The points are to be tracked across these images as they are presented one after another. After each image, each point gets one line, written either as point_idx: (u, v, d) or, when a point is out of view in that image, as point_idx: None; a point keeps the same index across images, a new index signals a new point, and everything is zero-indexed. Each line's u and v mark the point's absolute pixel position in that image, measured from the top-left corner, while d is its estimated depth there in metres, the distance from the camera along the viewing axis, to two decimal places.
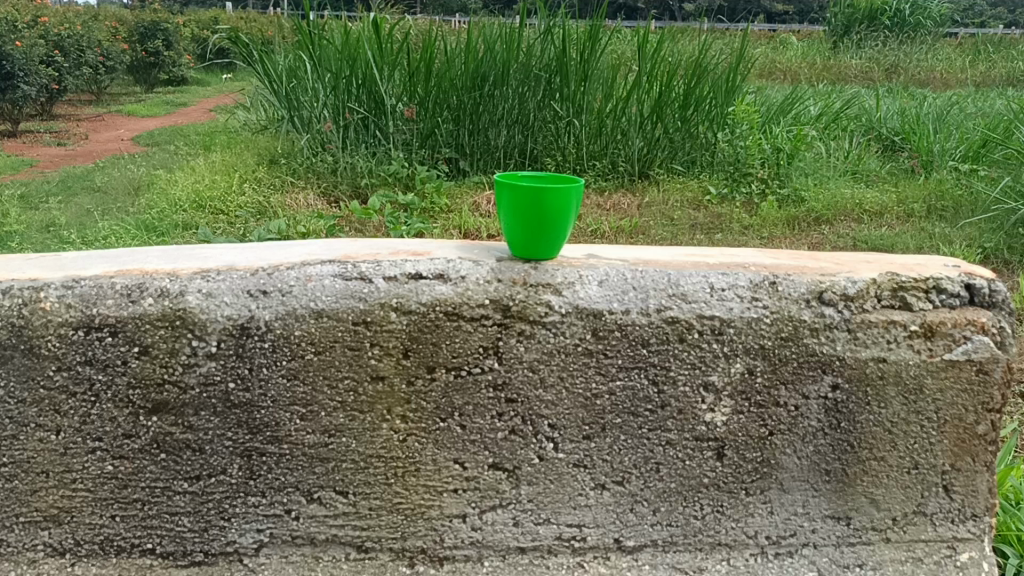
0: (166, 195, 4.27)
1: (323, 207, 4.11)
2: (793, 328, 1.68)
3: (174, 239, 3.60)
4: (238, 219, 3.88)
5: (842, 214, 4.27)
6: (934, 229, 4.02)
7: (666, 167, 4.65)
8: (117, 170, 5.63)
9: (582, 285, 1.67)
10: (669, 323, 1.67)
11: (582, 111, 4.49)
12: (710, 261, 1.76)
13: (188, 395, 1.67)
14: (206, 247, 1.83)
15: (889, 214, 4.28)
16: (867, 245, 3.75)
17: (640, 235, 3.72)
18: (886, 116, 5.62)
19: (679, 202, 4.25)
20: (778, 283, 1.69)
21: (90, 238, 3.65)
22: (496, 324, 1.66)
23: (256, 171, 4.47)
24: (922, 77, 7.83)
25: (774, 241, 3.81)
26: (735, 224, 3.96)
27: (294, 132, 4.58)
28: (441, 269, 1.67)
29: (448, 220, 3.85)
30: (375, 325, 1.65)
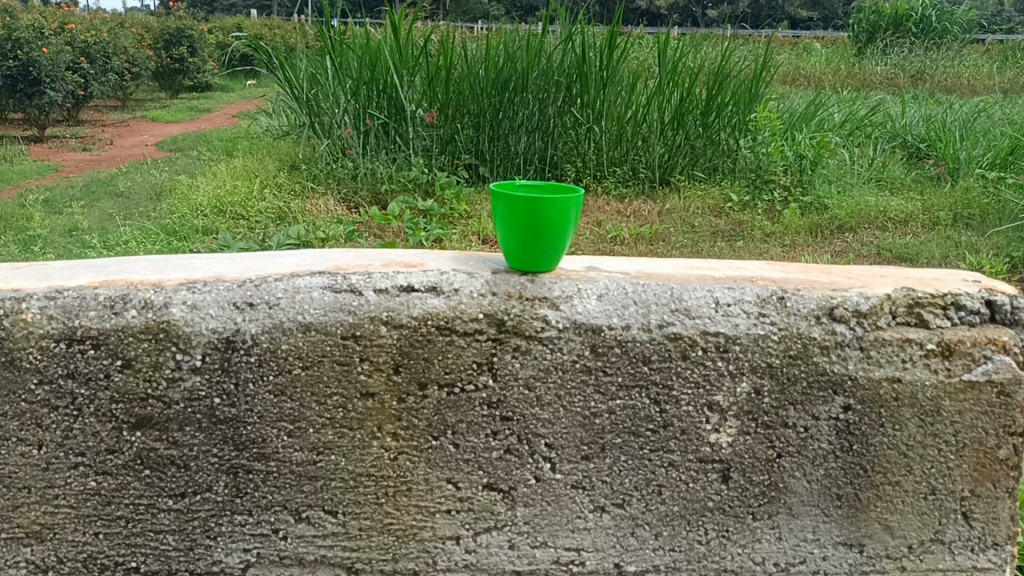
0: (187, 202, 4.24)
1: (343, 213, 4.00)
2: (802, 346, 1.60)
3: (194, 243, 3.57)
4: (258, 225, 3.83)
5: (864, 222, 4.10)
6: (960, 238, 3.89)
7: (688, 174, 4.46)
8: (140, 175, 5.62)
9: (580, 299, 1.61)
10: (672, 340, 1.60)
11: (603, 117, 4.34)
12: (715, 275, 1.69)
13: (172, 411, 1.61)
14: (195, 258, 1.79)
15: (913, 222, 4.12)
16: (891, 253, 3.66)
17: (660, 243, 3.63)
18: (911, 123, 5.47)
19: (700, 208, 4.11)
20: (787, 299, 1.62)
21: (110, 244, 3.63)
22: (490, 339, 1.60)
23: (276, 176, 4.41)
24: (948, 84, 7.64)
25: (797, 250, 3.67)
26: (756, 231, 3.84)
27: (314, 138, 4.50)
28: (434, 282, 1.62)
29: (467, 226, 3.71)
30: (365, 339, 1.59)
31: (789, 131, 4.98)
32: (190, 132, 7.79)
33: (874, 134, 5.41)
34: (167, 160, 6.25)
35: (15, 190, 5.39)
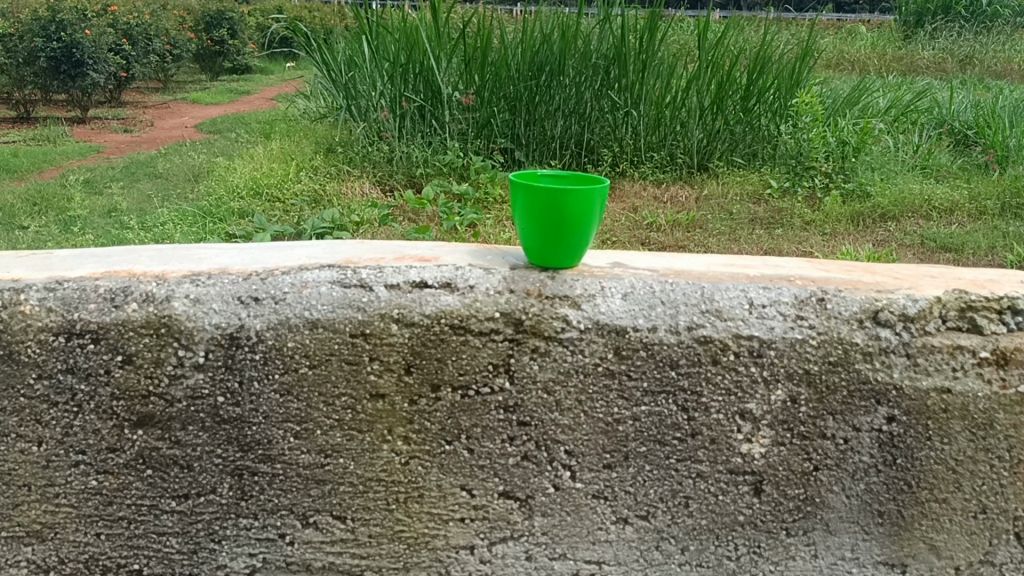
0: (224, 183, 4.13)
1: (378, 197, 3.76)
2: (844, 352, 1.49)
3: (230, 226, 3.42)
4: (293, 208, 3.63)
5: (909, 210, 3.79)
6: (1008, 227, 3.58)
7: (727, 159, 4.18)
8: (178, 157, 5.54)
9: (604, 298, 1.51)
10: (701, 343, 1.49)
11: (642, 101, 4.09)
12: (749, 274, 1.58)
13: (175, 409, 1.54)
14: (204, 249, 1.73)
15: (959, 212, 3.80)
16: (935, 244, 3.35)
17: (697, 230, 3.41)
18: (959, 111, 5.18)
19: (738, 194, 3.84)
20: (827, 301, 1.51)
21: (148, 224, 3.56)
22: (507, 339, 1.50)
23: (313, 159, 4.18)
24: (999, 69, 7.33)
25: (839, 238, 3.40)
26: (795, 219, 3.56)
27: (350, 122, 4.24)
28: (449, 278, 1.53)
29: (503, 212, 3.53)
30: (375, 338, 1.51)
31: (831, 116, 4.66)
32: (229, 115, 7.70)
33: (920, 120, 5.17)
34: (204, 141, 6.15)
35: (56, 172, 5.33)
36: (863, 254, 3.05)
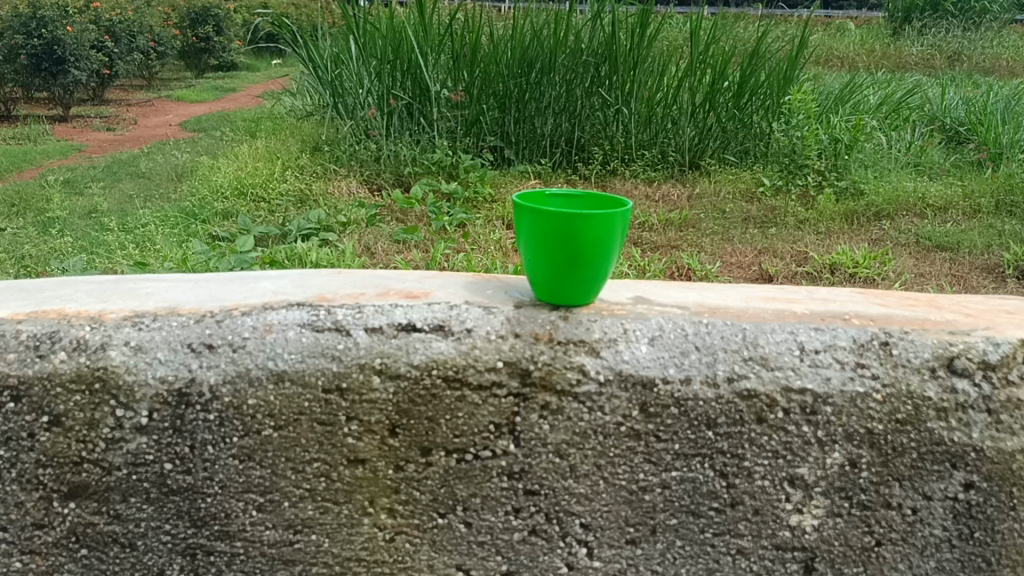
0: (207, 179, 3.74)
1: (365, 196, 3.42)
2: (914, 408, 1.25)
3: (215, 227, 3.10)
4: (279, 208, 3.27)
5: (902, 209, 3.40)
6: (1003, 226, 3.22)
7: (718, 157, 3.83)
8: (162, 155, 4.94)
9: (628, 344, 1.26)
10: (744, 398, 1.25)
11: (631, 98, 3.74)
12: (797, 311, 1.34)
13: (113, 478, 1.29)
14: (154, 282, 1.47)
15: (954, 209, 3.42)
16: (931, 242, 3.06)
17: (690, 230, 3.12)
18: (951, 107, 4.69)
19: (731, 193, 3.49)
20: (892, 346, 1.26)
21: (130, 225, 3.20)
22: (511, 394, 1.26)
23: (298, 158, 3.77)
24: (986, 62, 6.60)
25: (834, 237, 3.08)
26: (789, 217, 3.24)
27: (337, 120, 3.85)
28: (441, 319, 1.28)
29: (491, 210, 3.22)
30: (353, 393, 1.26)
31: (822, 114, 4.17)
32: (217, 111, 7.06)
33: (912, 117, 4.58)
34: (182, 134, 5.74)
35: (36, 170, 4.82)
36: (859, 253, 2.77)
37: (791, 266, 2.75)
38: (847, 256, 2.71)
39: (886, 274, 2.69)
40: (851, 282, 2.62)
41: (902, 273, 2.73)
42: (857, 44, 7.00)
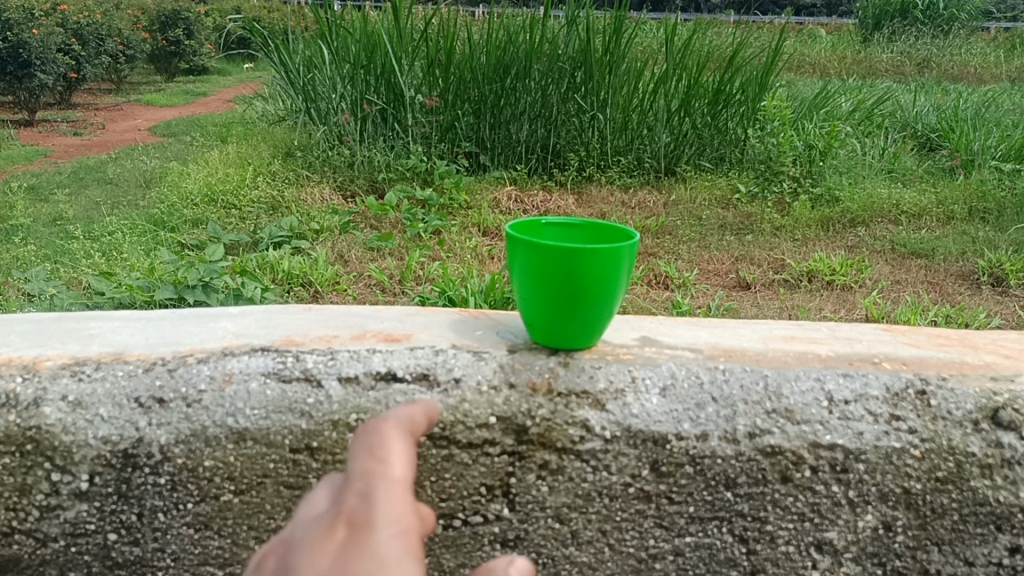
0: (179, 182, 3.48)
1: (339, 203, 3.21)
2: (955, 464, 1.12)
3: (183, 235, 2.85)
4: (250, 215, 3.04)
5: (876, 216, 3.12)
6: (976, 232, 2.97)
7: (694, 165, 3.56)
8: (130, 158, 4.35)
9: (637, 396, 1.11)
10: (767, 455, 1.12)
11: (608, 104, 3.46)
12: (823, 354, 1.19)
13: (49, 550, 1.13)
14: (97, 326, 1.31)
15: (928, 216, 3.14)
16: (906, 249, 2.84)
17: (666, 237, 2.89)
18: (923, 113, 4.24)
19: (706, 200, 3.23)
20: (930, 397, 1.13)
21: (96, 232, 2.94)
22: (506, 452, 1.12)
23: (271, 164, 3.51)
24: (954, 70, 5.88)
25: (810, 244, 2.86)
26: (766, 223, 3.01)
27: (310, 126, 3.63)
28: (425, 366, 1.13)
29: (465, 217, 3.04)
30: (325, 453, 1.11)
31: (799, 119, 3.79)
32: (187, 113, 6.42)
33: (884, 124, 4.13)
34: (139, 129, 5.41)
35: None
36: (836, 258, 2.64)
37: (769, 273, 2.61)
38: (825, 262, 2.58)
39: (863, 281, 2.56)
40: (827, 288, 2.50)
41: (878, 281, 2.59)
42: (821, 52, 6.21)
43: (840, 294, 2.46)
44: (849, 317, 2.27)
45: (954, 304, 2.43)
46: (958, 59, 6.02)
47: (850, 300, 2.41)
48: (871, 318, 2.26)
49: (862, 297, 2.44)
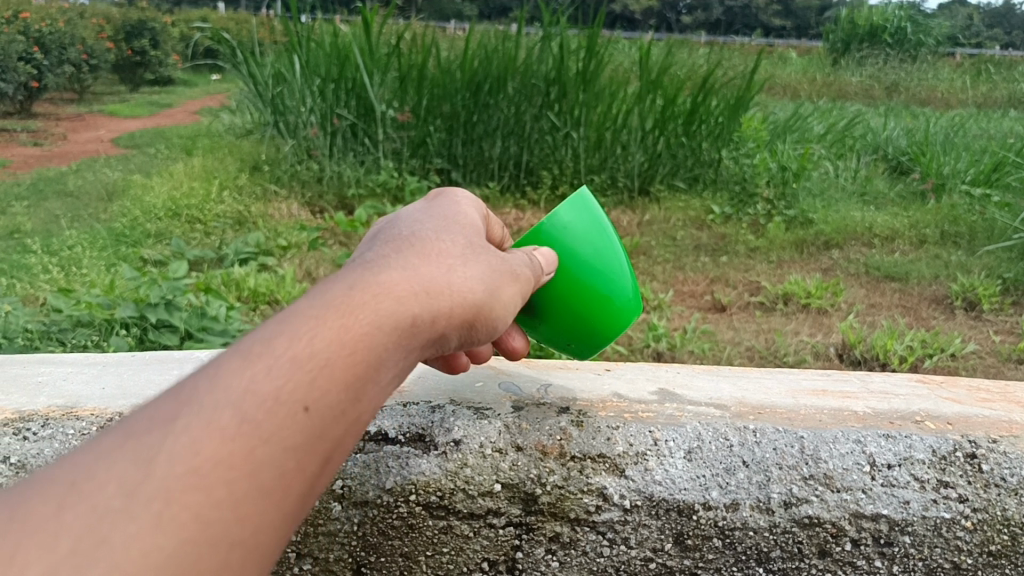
0: (143, 190, 3.03)
1: (307, 218, 3.10)
2: (1010, 536, 1.11)
3: (147, 250, 2.67)
4: (216, 231, 2.91)
5: (850, 238, 2.95)
6: (949, 256, 2.79)
7: (667, 185, 3.34)
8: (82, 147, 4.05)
9: (660, 461, 1.09)
10: (807, 528, 1.09)
11: (582, 121, 3.26)
12: (858, 413, 1.17)
13: None
14: (62, 384, 1.25)
15: (901, 239, 2.93)
16: (880, 271, 2.68)
17: (640, 259, 2.76)
18: (894, 135, 3.80)
19: (682, 221, 3.10)
20: (981, 461, 1.10)
21: (56, 245, 2.59)
22: (512, 523, 1.11)
23: (237, 177, 3.29)
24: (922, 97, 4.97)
25: (785, 267, 2.75)
26: (740, 244, 2.89)
27: (277, 140, 3.40)
28: (421, 427, 1.12)
29: None
30: (305, 524, 1.10)
31: (771, 141, 3.58)
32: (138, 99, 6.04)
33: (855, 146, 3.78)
34: (86, 113, 5.00)
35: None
36: (812, 282, 2.51)
37: (745, 295, 2.52)
38: (799, 284, 2.46)
39: (839, 305, 2.44)
40: (803, 313, 2.39)
41: (854, 304, 2.46)
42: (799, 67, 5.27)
43: (816, 318, 2.36)
44: (824, 341, 2.18)
45: (929, 329, 2.32)
46: (931, 81, 4.99)
47: (826, 324, 2.33)
48: (847, 343, 2.12)
49: (838, 320, 2.34)
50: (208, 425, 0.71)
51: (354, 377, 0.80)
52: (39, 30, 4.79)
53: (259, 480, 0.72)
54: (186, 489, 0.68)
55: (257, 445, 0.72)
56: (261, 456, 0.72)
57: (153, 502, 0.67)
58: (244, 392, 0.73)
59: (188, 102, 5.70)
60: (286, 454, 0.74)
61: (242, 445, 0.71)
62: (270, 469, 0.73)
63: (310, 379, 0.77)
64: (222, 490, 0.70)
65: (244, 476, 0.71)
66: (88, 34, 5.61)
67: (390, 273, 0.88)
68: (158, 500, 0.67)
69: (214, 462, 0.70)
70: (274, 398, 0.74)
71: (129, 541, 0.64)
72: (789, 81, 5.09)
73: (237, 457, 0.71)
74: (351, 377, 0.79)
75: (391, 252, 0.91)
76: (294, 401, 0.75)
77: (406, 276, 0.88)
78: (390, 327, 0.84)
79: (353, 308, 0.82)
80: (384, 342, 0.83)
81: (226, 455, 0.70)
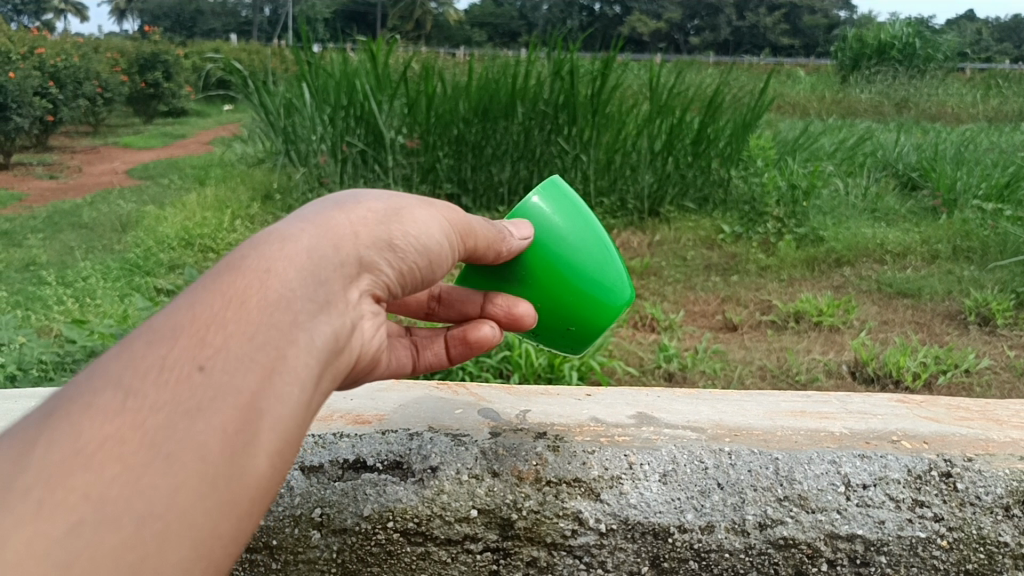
0: (157, 221, 3.15)
1: None
2: (986, 555, 1.13)
3: (159, 279, 2.68)
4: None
5: (861, 256, 2.94)
6: (963, 271, 2.77)
7: (677, 206, 3.34)
8: (96, 179, 4.10)
9: (635, 485, 1.12)
10: (782, 548, 1.12)
11: (591, 145, 3.24)
12: (835, 434, 1.19)
13: None
14: None
15: (914, 256, 2.92)
16: (893, 288, 2.67)
17: (651, 279, 2.77)
18: (905, 153, 3.80)
19: (691, 240, 3.10)
20: (956, 480, 1.13)
21: (69, 277, 2.62)
22: (489, 548, 1.13)
23: (249, 208, 3.32)
24: (933, 113, 4.82)
25: (797, 286, 2.74)
26: (751, 263, 2.89)
27: (289, 168, 3.50)
28: (400, 454, 1.15)
29: None
30: (286, 552, 1.13)
31: (781, 158, 3.54)
32: (152, 129, 6.09)
33: (865, 163, 3.76)
34: (103, 147, 5.08)
35: None
36: (823, 300, 2.50)
37: (756, 314, 2.51)
38: (811, 302, 2.46)
39: (851, 322, 2.43)
40: (816, 332, 2.38)
41: (866, 322, 2.45)
42: (808, 85, 5.22)
43: (828, 335, 2.35)
44: (837, 359, 2.18)
45: (943, 345, 2.31)
46: (940, 97, 4.95)
47: (838, 342, 2.32)
48: (860, 360, 2.12)
49: (851, 338, 2.34)
50: (87, 406, 0.60)
51: (274, 316, 0.70)
52: (54, 64, 4.82)
53: (176, 446, 0.61)
54: (78, 472, 0.58)
55: (162, 405, 0.61)
56: (176, 418, 0.62)
57: (43, 495, 0.56)
58: (136, 358, 0.64)
59: (200, 134, 5.74)
60: (205, 412, 0.63)
61: (141, 410, 0.61)
62: (189, 432, 0.62)
63: (214, 326, 0.67)
64: (132, 470, 0.59)
65: (154, 447, 0.60)
66: (104, 69, 5.70)
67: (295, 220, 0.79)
68: (49, 489, 0.57)
69: (105, 436, 0.59)
70: (173, 354, 0.64)
71: (24, 538, 0.54)
72: (799, 100, 5.04)
73: (138, 426, 0.60)
74: (274, 315, 0.70)
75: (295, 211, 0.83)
76: (198, 354, 0.64)
77: (311, 216, 0.79)
78: (307, 267, 0.74)
79: (256, 252, 0.73)
80: (301, 278, 0.73)
81: (126, 426, 0.60)
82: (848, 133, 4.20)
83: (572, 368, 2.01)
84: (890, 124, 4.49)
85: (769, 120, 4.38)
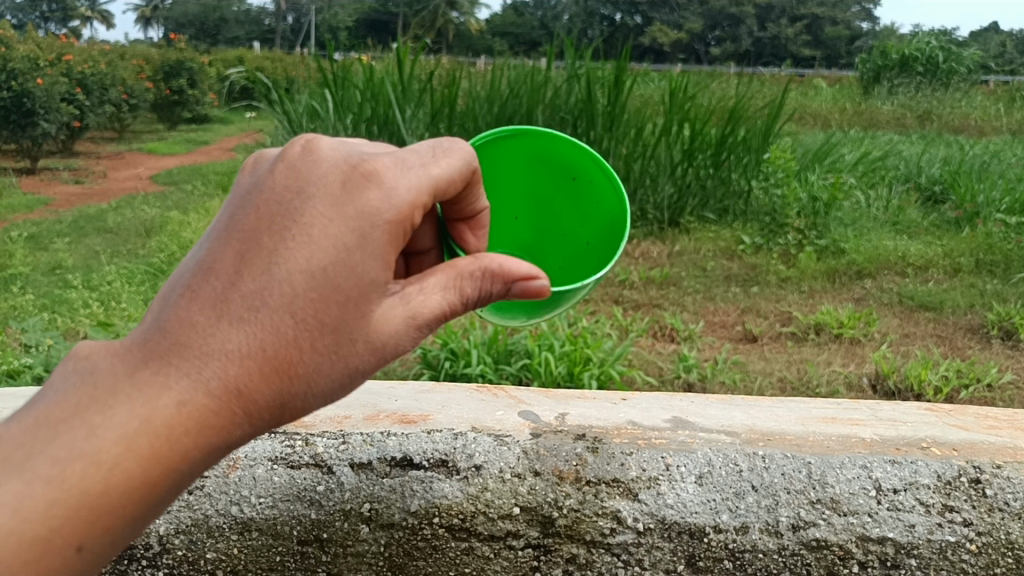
0: (180, 227, 3.19)
1: None
2: (1014, 560, 1.16)
3: None
4: None
5: (883, 268, 2.95)
6: (984, 286, 2.79)
7: (697, 216, 3.36)
8: (118, 185, 4.14)
9: (672, 485, 1.17)
10: (813, 549, 1.15)
11: (610, 154, 3.27)
12: (865, 440, 1.24)
13: None
14: None
15: (935, 268, 2.93)
16: (913, 301, 2.68)
17: (671, 289, 2.81)
18: (926, 165, 3.82)
19: (712, 251, 3.12)
20: (985, 487, 1.17)
21: (95, 281, 2.66)
22: (531, 545, 1.18)
23: None
24: (955, 125, 4.87)
25: (816, 298, 2.75)
26: (771, 273, 2.91)
27: None
28: (444, 452, 1.20)
29: None
30: (336, 545, 1.18)
31: (801, 171, 3.52)
32: (172, 136, 6.14)
33: (887, 176, 3.75)
34: (127, 154, 5.18)
35: None
36: (844, 312, 2.53)
37: (776, 325, 2.53)
38: (832, 315, 2.48)
39: (871, 334, 2.46)
40: (836, 344, 2.40)
41: (888, 334, 2.47)
42: (830, 97, 5.19)
43: (849, 348, 2.37)
44: (857, 371, 2.20)
45: (964, 358, 2.33)
46: (964, 110, 4.93)
47: (859, 354, 2.34)
48: (881, 373, 2.14)
49: (872, 351, 2.36)
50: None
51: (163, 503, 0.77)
52: (82, 72, 4.92)
53: None
54: None
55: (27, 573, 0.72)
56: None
57: None
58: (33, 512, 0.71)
59: (223, 142, 5.81)
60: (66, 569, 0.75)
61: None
62: None
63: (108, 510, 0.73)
64: None
65: None
66: (129, 77, 5.78)
67: (243, 384, 0.77)
68: None
69: None
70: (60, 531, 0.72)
71: None
72: (820, 112, 4.97)
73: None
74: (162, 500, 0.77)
75: (268, 321, 0.77)
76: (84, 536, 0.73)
77: (257, 386, 0.77)
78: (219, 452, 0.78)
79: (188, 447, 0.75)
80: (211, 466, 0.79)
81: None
82: (869, 145, 4.18)
83: (592, 377, 2.03)
84: (912, 137, 4.45)
85: (791, 132, 4.35)
